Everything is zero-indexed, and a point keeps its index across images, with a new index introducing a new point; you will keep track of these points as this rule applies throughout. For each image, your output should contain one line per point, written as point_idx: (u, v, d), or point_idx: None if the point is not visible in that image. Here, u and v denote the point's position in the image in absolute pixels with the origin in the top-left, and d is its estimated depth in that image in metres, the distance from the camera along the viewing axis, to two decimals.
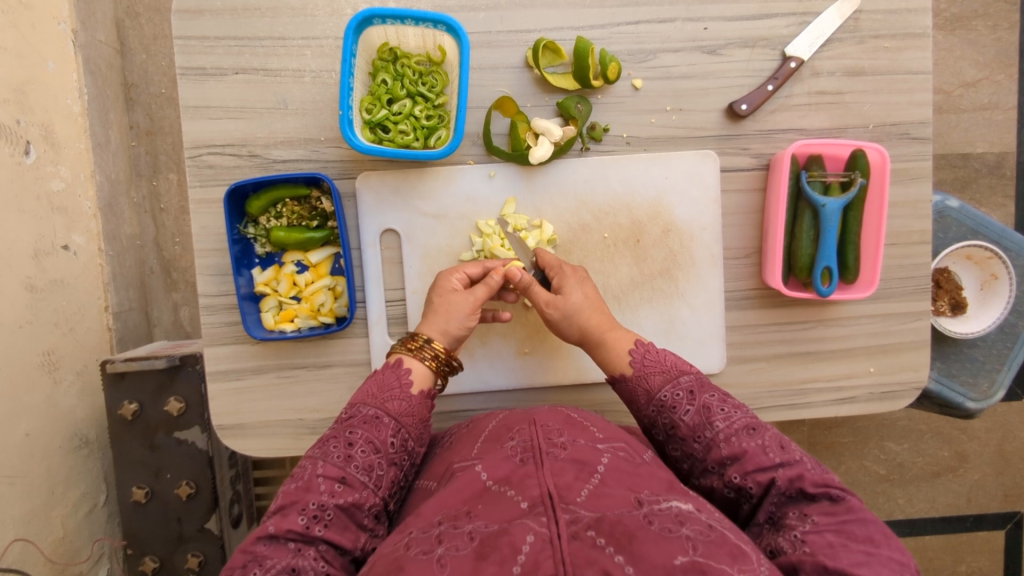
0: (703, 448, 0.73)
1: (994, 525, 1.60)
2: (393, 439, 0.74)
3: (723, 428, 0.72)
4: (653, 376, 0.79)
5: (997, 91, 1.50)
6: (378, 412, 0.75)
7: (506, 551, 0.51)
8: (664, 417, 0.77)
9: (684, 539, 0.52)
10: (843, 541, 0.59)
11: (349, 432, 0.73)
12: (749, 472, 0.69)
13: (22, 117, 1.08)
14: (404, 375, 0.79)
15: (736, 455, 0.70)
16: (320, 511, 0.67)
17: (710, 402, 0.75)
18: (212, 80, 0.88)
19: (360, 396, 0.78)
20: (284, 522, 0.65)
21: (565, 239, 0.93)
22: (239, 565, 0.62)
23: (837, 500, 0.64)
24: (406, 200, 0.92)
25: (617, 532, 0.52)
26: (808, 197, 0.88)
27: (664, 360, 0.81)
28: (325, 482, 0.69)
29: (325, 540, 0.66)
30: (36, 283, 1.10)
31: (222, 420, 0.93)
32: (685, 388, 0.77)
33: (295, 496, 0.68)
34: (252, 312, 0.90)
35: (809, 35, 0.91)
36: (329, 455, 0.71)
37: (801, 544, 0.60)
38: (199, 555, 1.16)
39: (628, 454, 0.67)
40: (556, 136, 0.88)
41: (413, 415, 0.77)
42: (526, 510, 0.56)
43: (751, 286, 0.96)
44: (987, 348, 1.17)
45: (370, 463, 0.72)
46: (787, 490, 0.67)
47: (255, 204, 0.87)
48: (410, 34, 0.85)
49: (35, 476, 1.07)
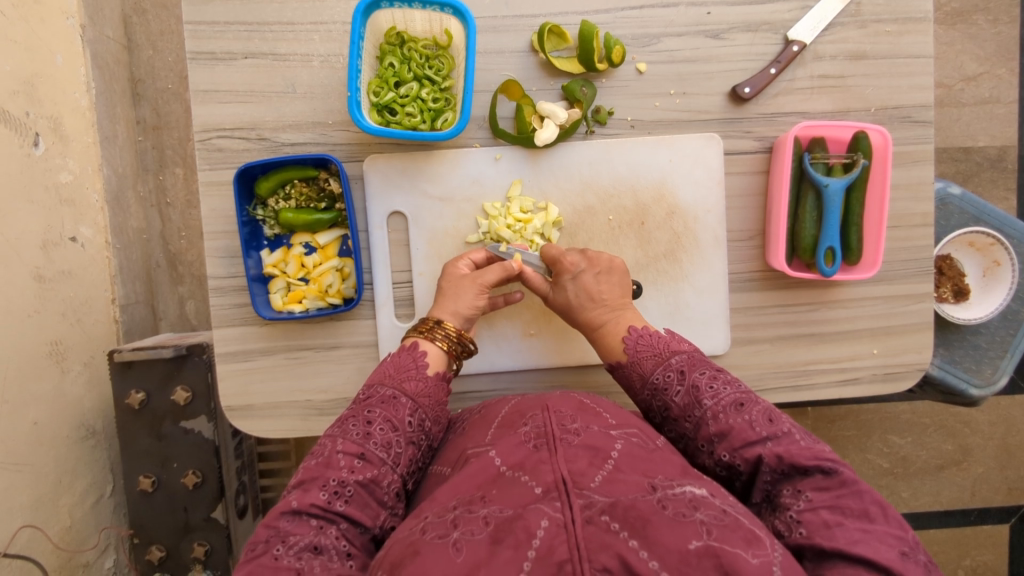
0: (694, 427, 0.74)
1: (998, 519, 1.60)
2: (411, 418, 0.75)
3: (711, 406, 0.73)
4: (646, 360, 0.82)
5: (998, 85, 1.51)
6: (396, 391, 0.77)
7: (521, 535, 0.51)
8: (658, 400, 0.79)
9: (698, 523, 0.52)
10: (838, 519, 0.60)
11: (367, 411, 0.74)
12: (737, 448, 0.69)
13: (31, 109, 1.10)
14: (421, 357, 0.80)
15: (724, 432, 0.71)
16: (341, 487, 0.67)
17: (699, 381, 0.76)
18: (221, 64, 0.89)
19: (377, 377, 0.79)
20: (306, 497, 0.66)
21: (571, 222, 0.94)
22: (261, 540, 0.63)
23: (830, 473, 0.64)
24: (413, 182, 0.92)
25: (631, 517, 0.52)
26: (808, 179, 0.90)
27: (655, 342, 0.83)
28: (344, 458, 0.70)
29: (345, 516, 0.66)
30: (43, 273, 1.11)
31: (230, 402, 0.93)
32: (675, 368, 0.79)
33: (315, 471, 0.69)
34: (260, 293, 0.91)
35: (811, 19, 0.92)
36: (348, 433, 0.72)
37: (797, 525, 0.60)
38: (205, 544, 1.19)
39: (641, 440, 0.68)
40: (562, 119, 0.89)
41: (430, 396, 0.78)
42: (540, 495, 0.57)
43: (755, 268, 0.97)
44: (990, 334, 1.18)
45: (389, 441, 0.72)
46: (778, 467, 0.66)
47: (265, 185, 0.88)
48: (417, 18, 0.87)
49: (43, 464, 1.08)
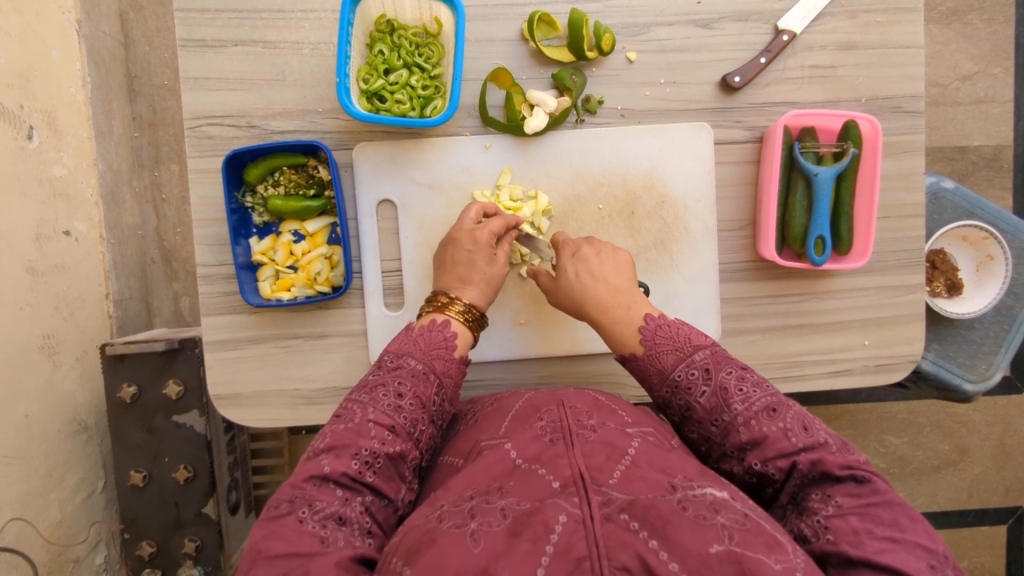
0: (722, 431, 0.71)
1: (995, 520, 1.59)
2: (436, 397, 0.75)
3: (742, 410, 0.70)
4: (667, 355, 0.78)
5: (993, 84, 1.51)
6: (426, 368, 0.76)
7: (539, 529, 0.52)
8: (679, 399, 0.76)
9: (719, 527, 0.52)
10: (867, 527, 0.59)
11: (398, 383, 0.73)
12: (770, 458, 0.67)
13: (25, 102, 1.10)
14: (451, 338, 0.80)
15: (757, 441, 0.68)
16: (372, 457, 0.66)
17: (727, 382, 0.73)
18: (212, 52, 0.89)
19: (405, 348, 0.78)
20: (337, 464, 0.65)
21: (560, 211, 0.94)
22: (286, 499, 0.62)
23: (863, 482, 0.63)
24: (403, 170, 0.92)
25: (650, 516, 0.52)
26: (799, 168, 0.89)
27: (677, 335, 0.79)
28: (375, 429, 0.68)
29: (372, 487, 0.66)
30: (36, 266, 1.11)
31: (218, 390, 0.93)
32: (699, 366, 0.75)
33: (347, 438, 0.67)
34: (248, 281, 0.91)
35: (801, 9, 0.92)
36: (378, 401, 0.71)
37: (824, 532, 0.60)
38: (196, 540, 1.19)
39: (657, 439, 0.68)
40: (551, 107, 0.89)
41: (452, 378, 0.78)
42: (558, 489, 0.57)
43: (746, 258, 0.96)
44: (983, 330, 1.18)
45: (415, 417, 0.72)
46: (810, 473, 0.65)
47: (253, 172, 0.88)
48: (407, 6, 0.86)
49: (34, 456, 1.08)
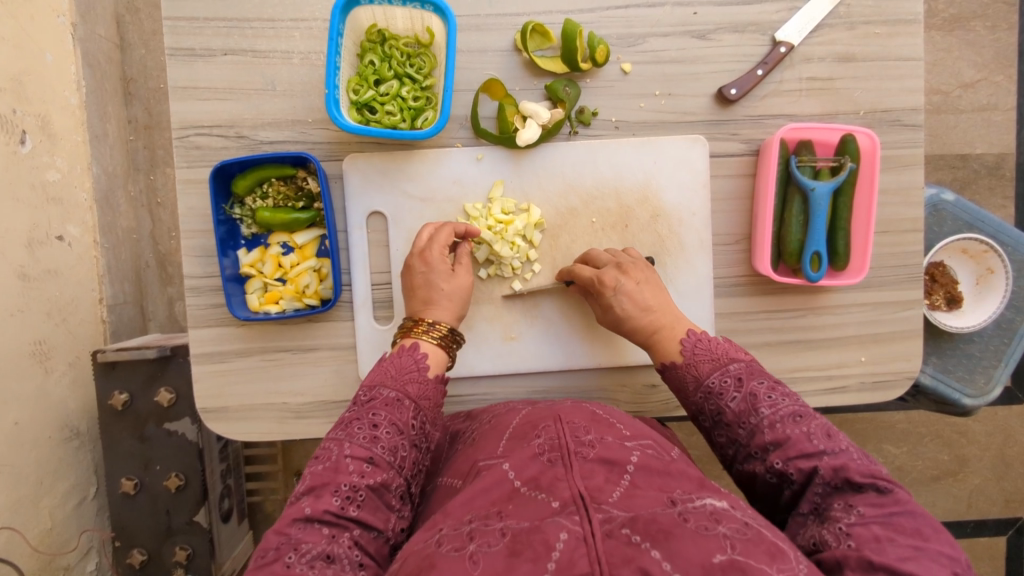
0: (748, 433, 0.72)
1: (995, 531, 1.58)
2: (415, 421, 0.73)
3: (769, 414, 0.71)
4: (703, 364, 0.79)
5: (996, 92, 1.49)
6: (399, 394, 0.74)
7: (540, 548, 0.51)
8: (710, 403, 0.76)
9: (721, 537, 0.51)
10: (889, 535, 0.57)
11: (372, 414, 0.71)
12: (791, 458, 0.67)
13: (18, 106, 1.09)
14: (422, 359, 0.78)
15: (779, 441, 0.69)
16: (353, 492, 0.65)
17: (757, 389, 0.73)
18: (200, 61, 0.88)
19: (377, 377, 0.76)
20: (318, 504, 0.64)
21: (552, 224, 0.92)
22: (272, 546, 0.61)
23: (884, 492, 0.62)
24: (393, 182, 0.91)
25: (652, 530, 0.51)
26: (796, 182, 0.88)
27: (715, 348, 0.80)
28: (353, 463, 0.67)
29: (359, 521, 0.64)
30: (28, 272, 1.10)
31: (205, 403, 0.92)
32: (733, 374, 0.76)
33: (325, 477, 0.66)
34: (236, 294, 0.90)
35: (800, 20, 0.90)
36: (354, 436, 0.70)
37: (846, 538, 0.58)
38: (186, 548, 1.17)
39: (657, 451, 0.67)
40: (544, 119, 0.87)
41: (430, 399, 0.76)
42: (558, 508, 0.56)
43: (741, 273, 0.95)
44: (983, 343, 1.16)
45: (394, 444, 0.70)
46: (832, 480, 0.64)
47: (241, 183, 0.86)
48: (398, 16, 0.85)
49: (24, 465, 1.07)
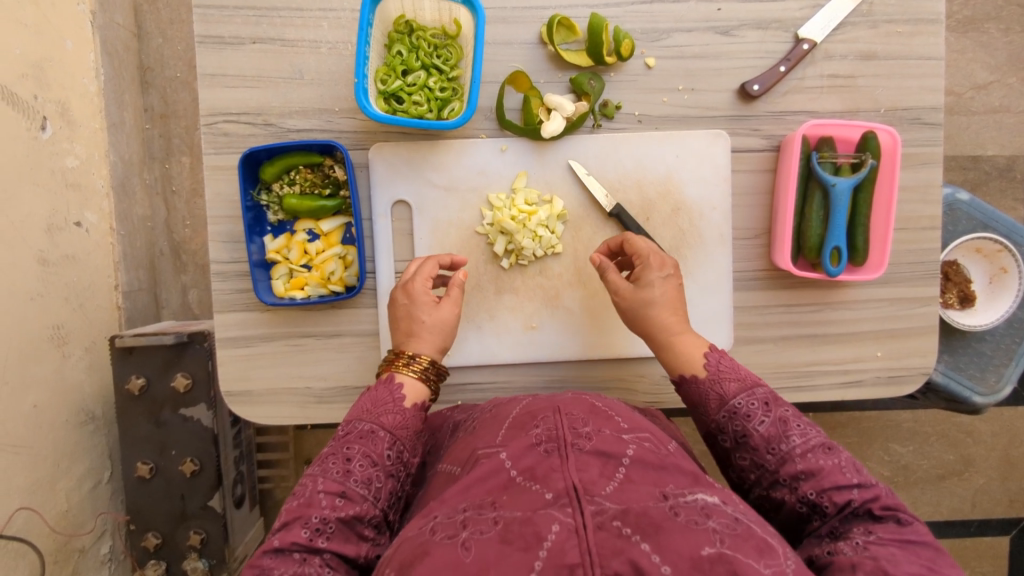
0: (777, 460, 0.69)
1: (999, 530, 1.59)
2: (390, 452, 0.73)
3: (800, 443, 0.69)
4: (729, 382, 0.75)
5: (1009, 94, 1.50)
6: (374, 427, 0.74)
7: (531, 539, 0.51)
8: (735, 425, 0.73)
9: (711, 532, 0.51)
10: (907, 554, 0.59)
11: (346, 448, 0.72)
12: (825, 489, 0.66)
13: (39, 93, 1.10)
14: (397, 391, 0.78)
15: (813, 471, 0.67)
16: (323, 524, 0.66)
17: (787, 416, 0.71)
18: (229, 49, 0.89)
19: (354, 412, 0.76)
20: (288, 535, 0.65)
21: (575, 216, 0.93)
22: None
23: (903, 523, 0.62)
24: (419, 171, 0.92)
25: (642, 523, 0.51)
26: (817, 178, 0.89)
27: (739, 369, 0.77)
28: (326, 498, 0.67)
29: (330, 550, 0.65)
30: (48, 257, 1.11)
31: (229, 387, 0.93)
32: (761, 398, 0.73)
33: (297, 511, 0.67)
34: (262, 279, 0.91)
35: (822, 18, 0.91)
36: (328, 471, 0.70)
37: (863, 548, 0.59)
38: (200, 532, 1.19)
39: (654, 445, 0.66)
40: (568, 112, 0.88)
41: (408, 428, 0.76)
42: (551, 500, 0.54)
43: (760, 268, 0.96)
44: (995, 342, 1.17)
45: (368, 476, 0.70)
46: (858, 509, 0.64)
47: (269, 170, 0.87)
48: (427, 8, 0.86)
49: (42, 448, 1.08)
